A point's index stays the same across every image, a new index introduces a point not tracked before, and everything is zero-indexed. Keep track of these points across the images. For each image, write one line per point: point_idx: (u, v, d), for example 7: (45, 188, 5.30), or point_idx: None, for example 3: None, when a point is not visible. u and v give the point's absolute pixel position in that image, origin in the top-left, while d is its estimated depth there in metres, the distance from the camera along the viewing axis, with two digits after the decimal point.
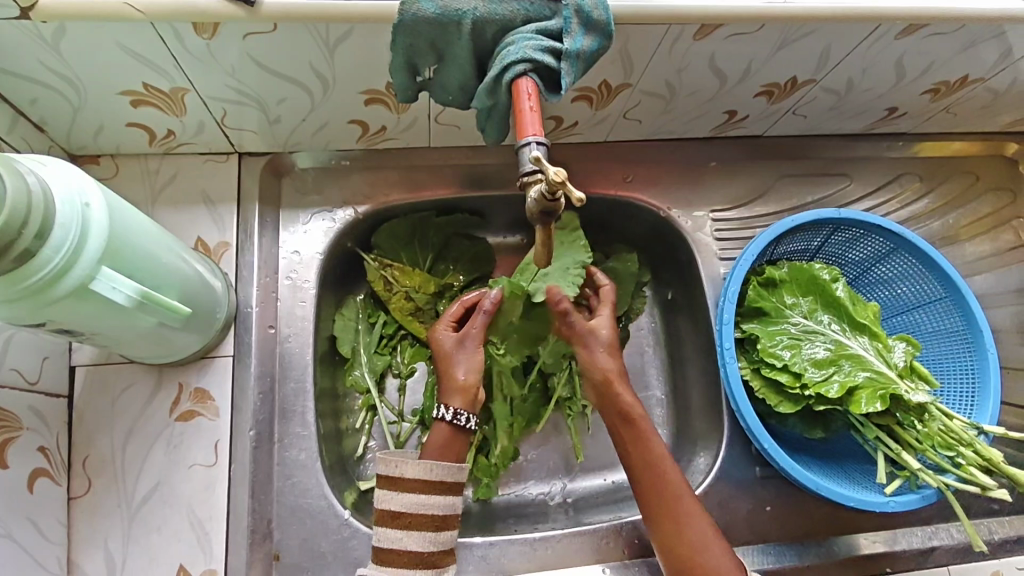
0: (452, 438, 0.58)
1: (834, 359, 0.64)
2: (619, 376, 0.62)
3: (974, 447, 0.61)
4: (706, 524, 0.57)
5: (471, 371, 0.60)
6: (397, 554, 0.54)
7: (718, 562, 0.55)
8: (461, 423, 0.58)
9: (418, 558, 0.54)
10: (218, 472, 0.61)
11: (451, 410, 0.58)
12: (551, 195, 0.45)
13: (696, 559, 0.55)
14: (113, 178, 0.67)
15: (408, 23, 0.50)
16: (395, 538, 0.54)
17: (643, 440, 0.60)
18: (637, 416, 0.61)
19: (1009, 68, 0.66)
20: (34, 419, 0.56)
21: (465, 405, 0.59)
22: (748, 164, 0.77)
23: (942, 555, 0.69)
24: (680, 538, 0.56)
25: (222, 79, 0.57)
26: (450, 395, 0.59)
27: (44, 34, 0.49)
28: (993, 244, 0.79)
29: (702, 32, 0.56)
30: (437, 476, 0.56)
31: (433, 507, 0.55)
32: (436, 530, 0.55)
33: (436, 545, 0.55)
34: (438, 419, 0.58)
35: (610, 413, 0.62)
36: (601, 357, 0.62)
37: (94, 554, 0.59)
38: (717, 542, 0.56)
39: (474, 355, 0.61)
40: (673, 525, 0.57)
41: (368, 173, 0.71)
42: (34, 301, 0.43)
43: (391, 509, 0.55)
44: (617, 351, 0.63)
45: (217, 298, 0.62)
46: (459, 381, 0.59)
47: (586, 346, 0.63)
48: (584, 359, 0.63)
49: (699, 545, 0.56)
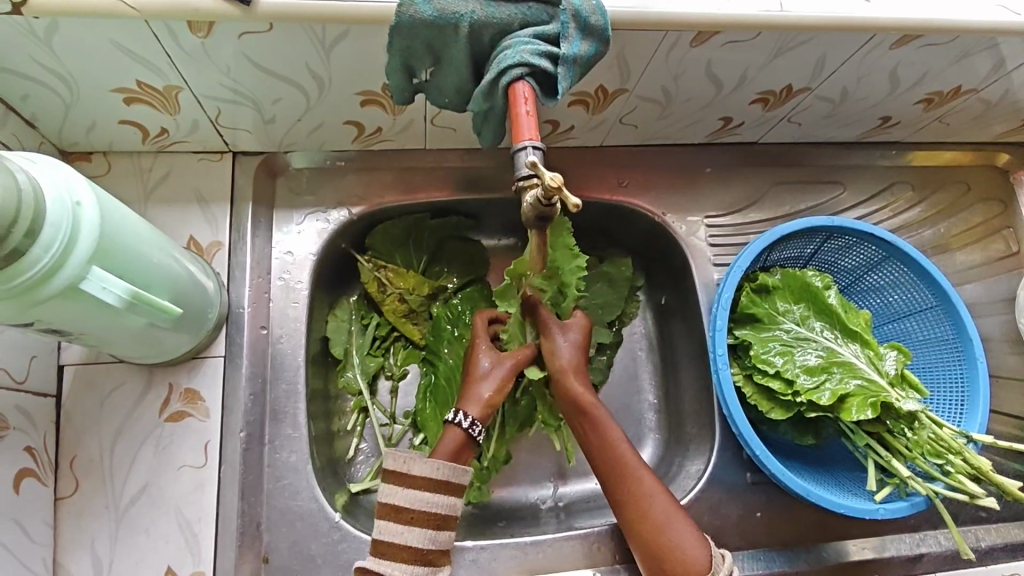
0: (464, 446, 0.57)
1: (826, 367, 0.64)
2: (576, 369, 0.61)
3: (963, 456, 0.62)
4: (667, 502, 0.57)
5: (497, 392, 0.60)
6: (398, 549, 0.52)
7: (681, 540, 0.55)
8: (474, 435, 0.57)
9: (417, 553, 0.53)
10: (207, 473, 0.61)
11: (469, 420, 0.57)
12: (546, 200, 0.45)
13: (662, 538, 0.56)
14: (105, 176, 0.66)
15: (405, 25, 0.49)
16: (397, 532, 0.53)
17: (601, 429, 0.60)
18: (590, 406, 0.60)
19: (1002, 79, 0.66)
20: (21, 419, 0.56)
21: (481, 418, 0.58)
22: (741, 171, 0.77)
23: (930, 562, 0.69)
24: (643, 521, 0.57)
25: (217, 78, 0.56)
26: (468, 404, 0.58)
27: (35, 30, 0.48)
28: (984, 254, 0.80)
29: (699, 38, 0.56)
30: (444, 475, 0.54)
31: (435, 506, 0.54)
32: (437, 529, 0.54)
33: (435, 544, 0.54)
34: (451, 424, 0.57)
35: (568, 405, 0.61)
36: (564, 349, 0.62)
37: (80, 556, 0.59)
38: (681, 520, 0.57)
39: (504, 377, 0.60)
40: (636, 509, 0.57)
41: (362, 174, 0.71)
42: (21, 301, 0.42)
43: (396, 504, 0.53)
44: (580, 347, 0.63)
45: (209, 298, 0.62)
46: (484, 395, 0.59)
47: (549, 335, 0.62)
48: (546, 351, 0.62)
49: (661, 524, 0.56)
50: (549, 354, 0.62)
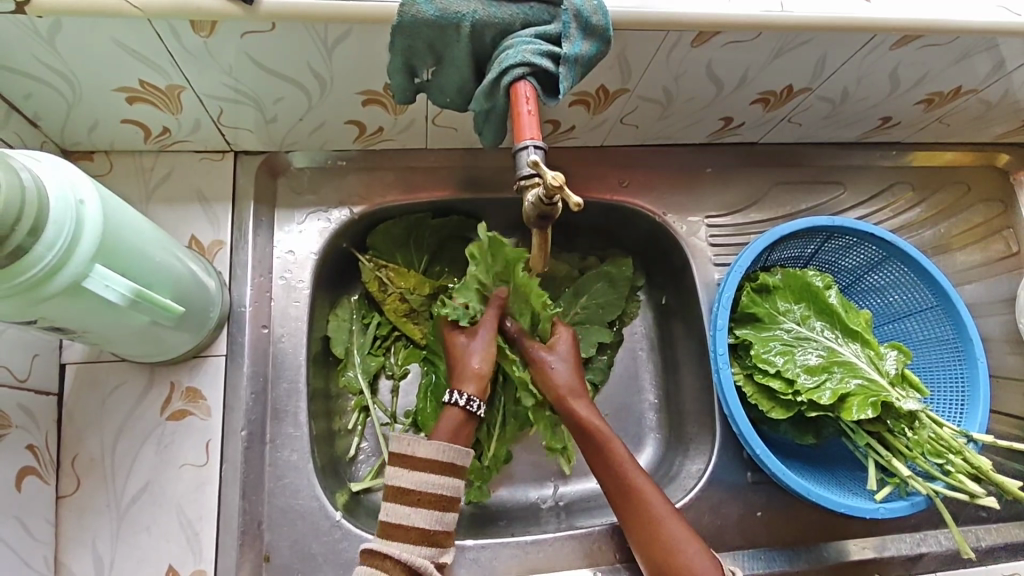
0: (465, 423, 0.58)
1: (826, 366, 0.64)
2: (572, 391, 0.62)
3: (963, 455, 0.63)
4: (675, 521, 0.58)
5: (485, 360, 0.61)
6: (405, 530, 0.53)
7: (692, 559, 0.56)
8: (474, 410, 0.58)
9: (423, 535, 0.53)
10: (208, 472, 0.61)
11: (465, 397, 0.58)
12: (548, 199, 0.45)
13: (672, 557, 0.56)
14: (107, 175, 0.67)
15: (407, 24, 0.50)
16: (404, 514, 0.53)
17: (606, 451, 0.60)
18: (595, 424, 0.61)
19: (1002, 79, 0.66)
20: (23, 417, 0.56)
21: (478, 392, 0.59)
22: (742, 171, 0.78)
23: (930, 562, 0.69)
24: (653, 541, 0.57)
25: (219, 78, 0.56)
26: (464, 381, 0.60)
27: (39, 29, 0.49)
28: (984, 254, 0.80)
29: (700, 38, 0.57)
30: (448, 457, 0.55)
31: (442, 487, 0.54)
32: (443, 510, 0.54)
33: (441, 525, 0.54)
34: (449, 405, 0.58)
35: (572, 426, 0.62)
36: (558, 369, 0.63)
37: (82, 555, 0.59)
38: (690, 539, 0.57)
39: (489, 344, 0.61)
40: (644, 530, 0.58)
41: (363, 174, 0.71)
42: (24, 298, 0.42)
43: (402, 486, 0.54)
44: (573, 365, 0.64)
45: (211, 297, 0.62)
46: (475, 367, 0.60)
47: (539, 363, 0.63)
48: (540, 375, 0.63)
49: (671, 545, 0.56)
50: (543, 380, 0.63)
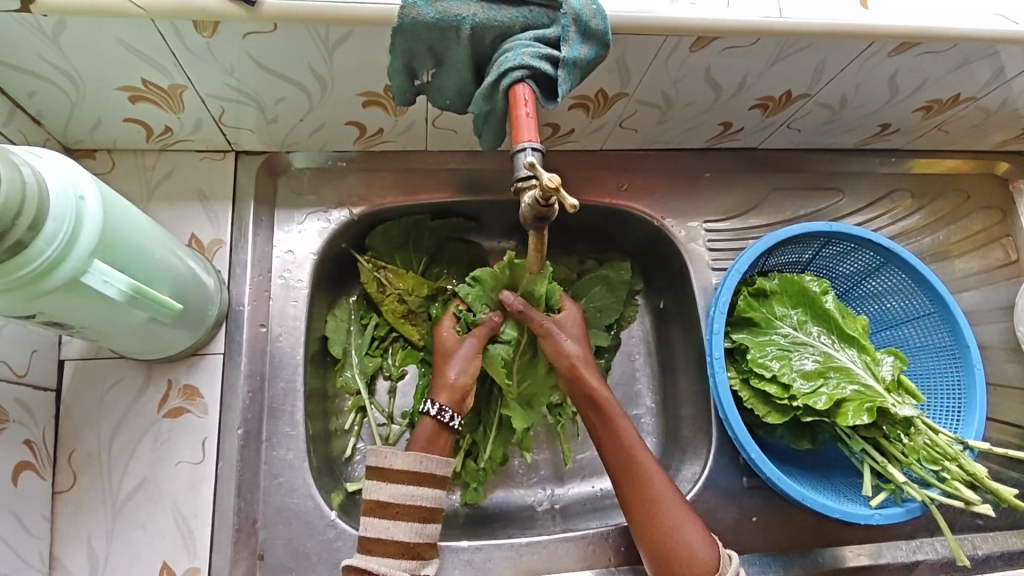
0: (438, 433, 0.58)
1: (823, 371, 0.65)
2: (583, 361, 0.63)
3: (958, 462, 0.62)
4: (677, 502, 0.58)
5: (464, 374, 0.61)
6: (384, 544, 0.53)
7: (691, 541, 0.56)
8: (445, 420, 0.59)
9: (404, 548, 0.53)
10: (204, 469, 0.61)
11: (437, 406, 0.59)
12: (545, 200, 0.45)
13: (670, 538, 0.56)
14: (109, 173, 0.67)
15: (406, 27, 0.50)
16: (382, 528, 0.53)
17: (612, 426, 0.61)
18: (606, 402, 0.61)
19: (1001, 87, 0.66)
20: (21, 413, 0.56)
21: (453, 405, 0.60)
22: (740, 176, 0.78)
23: (925, 569, 0.69)
24: (653, 519, 0.57)
25: (221, 77, 0.57)
26: (438, 391, 0.60)
27: (44, 29, 0.49)
28: (982, 261, 0.80)
29: (698, 44, 0.57)
30: (425, 469, 0.55)
31: (420, 498, 0.55)
32: (423, 522, 0.54)
33: (422, 537, 0.54)
34: (424, 414, 0.59)
35: (579, 398, 0.62)
36: (568, 343, 0.63)
37: (77, 550, 0.59)
38: (690, 522, 0.57)
39: (471, 359, 0.62)
40: (645, 507, 0.57)
41: (363, 175, 0.72)
42: (24, 292, 0.42)
43: (380, 500, 0.54)
44: (581, 340, 0.65)
45: (209, 296, 0.62)
46: (451, 379, 0.61)
47: (549, 334, 0.64)
48: (550, 349, 0.64)
49: (671, 524, 0.56)
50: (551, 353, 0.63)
